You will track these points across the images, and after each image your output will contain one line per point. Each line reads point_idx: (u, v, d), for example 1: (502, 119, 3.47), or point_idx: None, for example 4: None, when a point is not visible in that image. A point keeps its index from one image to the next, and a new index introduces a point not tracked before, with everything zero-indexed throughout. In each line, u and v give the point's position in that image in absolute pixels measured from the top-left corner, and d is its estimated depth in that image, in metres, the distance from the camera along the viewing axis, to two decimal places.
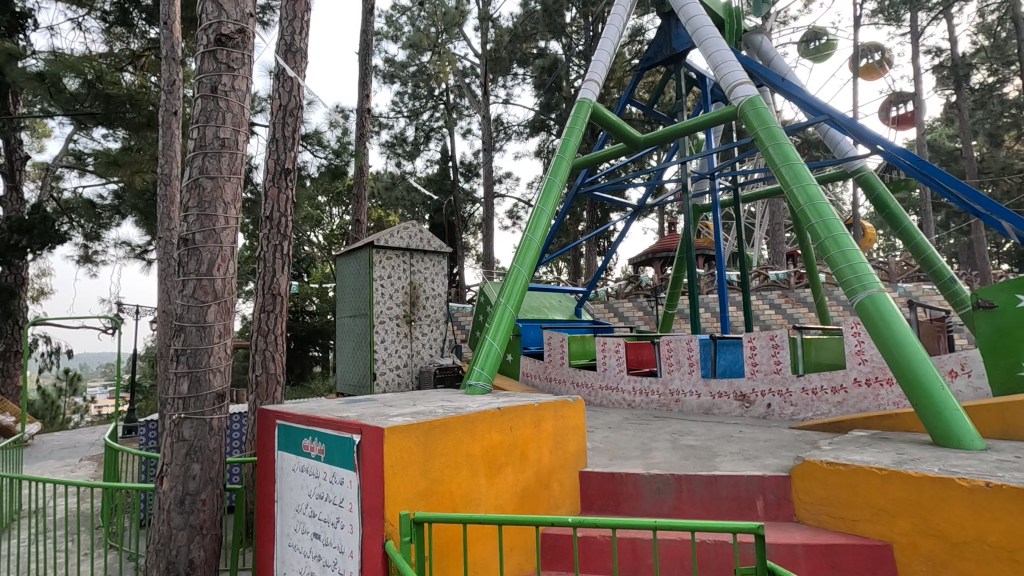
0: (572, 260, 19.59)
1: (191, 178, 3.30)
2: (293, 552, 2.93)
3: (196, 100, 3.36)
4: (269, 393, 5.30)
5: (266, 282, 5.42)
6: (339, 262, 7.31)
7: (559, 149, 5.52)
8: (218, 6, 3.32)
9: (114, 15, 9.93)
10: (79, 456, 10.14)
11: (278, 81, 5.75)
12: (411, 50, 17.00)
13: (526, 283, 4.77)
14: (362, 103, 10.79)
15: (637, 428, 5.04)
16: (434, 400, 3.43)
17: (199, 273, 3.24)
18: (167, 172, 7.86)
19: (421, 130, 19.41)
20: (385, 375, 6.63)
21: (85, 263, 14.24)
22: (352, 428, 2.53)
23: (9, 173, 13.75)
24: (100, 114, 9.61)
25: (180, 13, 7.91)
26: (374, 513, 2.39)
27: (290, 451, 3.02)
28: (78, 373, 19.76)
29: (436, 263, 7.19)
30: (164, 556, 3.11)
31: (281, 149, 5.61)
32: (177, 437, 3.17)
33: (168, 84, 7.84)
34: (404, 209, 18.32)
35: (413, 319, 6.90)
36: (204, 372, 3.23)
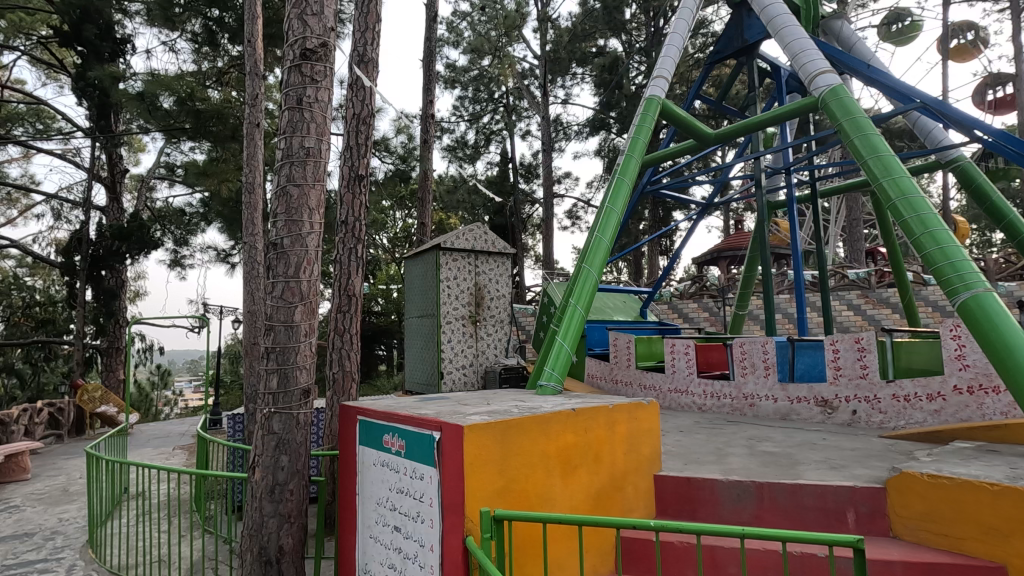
0: (634, 260, 19.24)
1: (280, 186, 3.50)
2: (374, 544, 3.05)
3: (283, 112, 3.57)
4: (345, 390, 5.50)
5: (342, 283, 5.63)
6: (406, 264, 7.52)
7: (627, 148, 5.45)
8: (303, 23, 3.51)
9: (203, 36, 10.63)
10: (172, 446, 10.97)
11: (351, 91, 5.96)
12: (472, 55, 17.28)
13: (596, 285, 4.71)
14: (427, 108, 11.09)
15: (710, 432, 4.89)
16: (507, 400, 3.48)
17: (287, 276, 3.44)
18: (250, 180, 8.32)
19: (481, 133, 19.69)
20: (452, 374, 6.77)
21: (176, 266, 15.41)
22: (432, 426, 2.60)
23: (111, 185, 15.13)
24: (191, 129, 10.35)
25: (261, 31, 8.37)
26: (454, 508, 2.45)
27: (371, 446, 3.15)
28: (169, 368, 21.39)
29: (501, 264, 7.26)
30: (257, 541, 3.31)
31: (354, 155, 5.84)
32: (268, 430, 3.36)
33: (252, 98, 8.27)
34: (466, 211, 18.62)
35: (478, 320, 7.00)
36: (291, 369, 3.42)
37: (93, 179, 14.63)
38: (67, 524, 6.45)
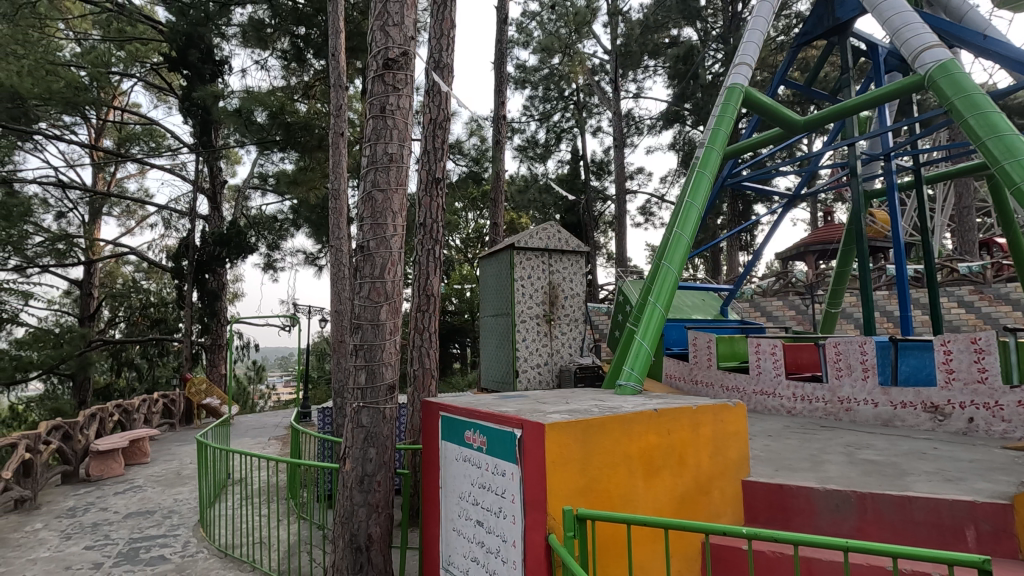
0: (712, 257, 18.48)
1: (366, 192, 3.68)
2: (458, 536, 3.13)
3: (367, 120, 3.73)
4: (425, 386, 5.66)
5: (421, 284, 5.81)
6: (481, 264, 7.65)
7: (708, 139, 5.24)
8: (385, 34, 3.66)
9: (291, 53, 11.34)
10: (267, 436, 11.81)
11: (428, 96, 6.15)
12: (541, 54, 17.28)
13: (676, 282, 4.56)
14: (499, 109, 11.23)
15: (802, 438, 4.62)
16: (586, 399, 3.46)
17: (373, 277, 3.60)
18: (335, 187, 8.76)
19: (552, 131, 19.68)
20: (527, 373, 6.81)
21: (269, 270, 16.56)
22: (513, 423, 2.63)
23: (213, 195, 16.53)
24: (282, 140, 11.09)
25: (344, 45, 8.79)
26: (536, 506, 2.46)
27: (453, 441, 3.23)
28: (263, 364, 23.04)
29: (575, 262, 7.21)
30: (348, 528, 3.49)
31: (432, 159, 6.03)
32: (357, 423, 3.54)
33: (337, 108, 8.72)
34: (537, 210, 18.65)
35: (552, 319, 6.99)
36: (378, 365, 3.58)
37: (197, 191, 16.02)
38: (181, 505, 7.11)
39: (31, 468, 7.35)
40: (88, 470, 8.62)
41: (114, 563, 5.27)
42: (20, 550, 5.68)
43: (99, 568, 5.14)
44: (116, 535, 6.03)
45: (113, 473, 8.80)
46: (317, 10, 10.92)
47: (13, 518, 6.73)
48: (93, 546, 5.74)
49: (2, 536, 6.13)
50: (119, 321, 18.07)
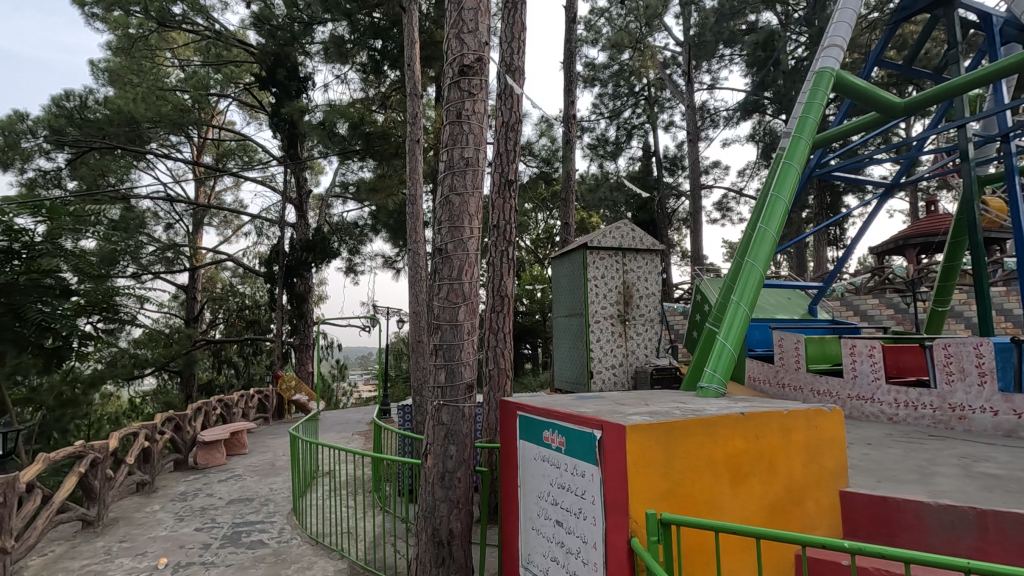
0: (797, 253, 17.43)
1: (444, 196, 3.79)
2: (537, 536, 3.15)
3: (445, 126, 3.84)
4: (501, 386, 5.73)
5: (495, 284, 5.88)
6: (554, 265, 7.63)
7: (796, 128, 4.93)
8: (460, 41, 3.74)
9: (369, 65, 11.86)
10: (351, 431, 12.42)
11: (501, 100, 6.22)
12: (611, 51, 16.99)
13: (761, 280, 4.33)
14: (569, 109, 11.18)
15: (907, 447, 4.25)
16: (667, 401, 3.37)
17: (451, 278, 3.70)
18: (412, 193, 9.04)
19: (622, 128, 19.35)
20: (602, 374, 6.73)
21: (350, 273, 17.44)
22: (593, 424, 2.61)
23: (299, 204, 17.61)
24: (362, 149, 11.64)
25: (419, 54, 9.06)
26: (618, 508, 2.43)
27: (532, 441, 3.25)
28: (345, 362, 24.26)
29: (650, 261, 7.04)
30: (431, 523, 3.60)
31: (504, 162, 6.10)
32: (438, 421, 3.64)
33: (412, 116, 9.01)
34: (608, 209, 18.37)
35: (627, 319, 6.87)
36: (457, 365, 3.67)
37: (286, 201, 17.11)
38: (276, 494, 7.63)
39: (150, 455, 8.15)
40: (196, 459, 9.43)
41: (220, 545, 5.74)
42: (142, 529, 6.33)
43: (207, 549, 5.62)
44: (221, 520, 6.56)
45: (217, 463, 9.59)
46: (392, 23, 11.34)
47: (135, 501, 7.51)
48: (202, 528, 6.28)
49: (128, 515, 6.85)
50: (219, 323, 19.65)
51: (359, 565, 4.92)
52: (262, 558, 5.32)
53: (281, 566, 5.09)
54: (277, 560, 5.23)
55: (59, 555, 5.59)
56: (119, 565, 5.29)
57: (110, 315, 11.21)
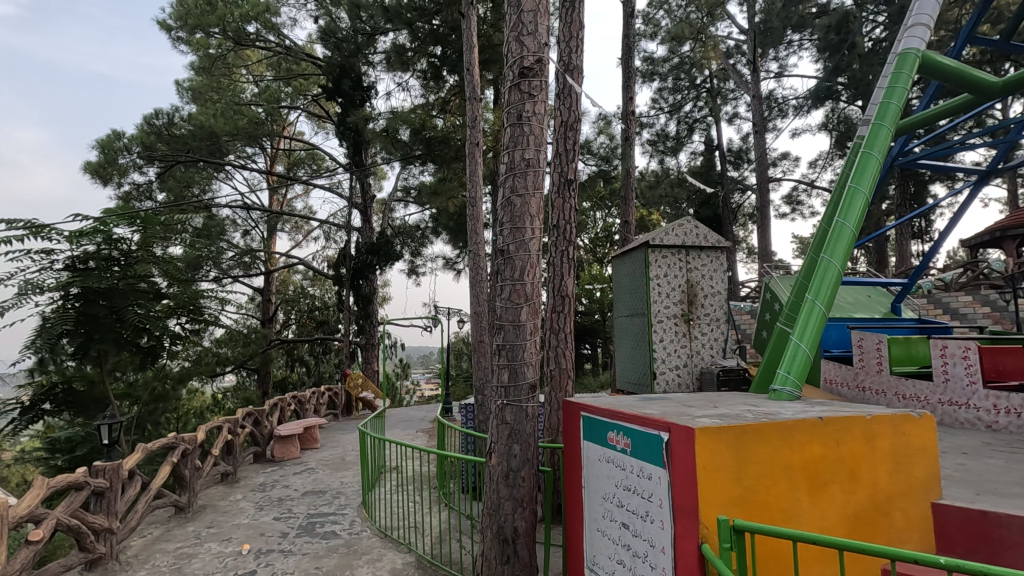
0: (877, 247, 16.34)
1: (505, 198, 3.83)
2: (603, 538, 3.12)
3: (505, 129, 3.89)
4: (562, 386, 5.73)
5: (556, 284, 5.87)
6: (615, 264, 7.53)
7: (876, 115, 4.61)
8: (520, 44, 3.77)
9: (429, 72, 12.16)
10: (415, 428, 12.79)
11: (559, 99, 6.21)
12: (670, 44, 16.53)
13: (839, 277, 4.08)
14: (627, 105, 11.01)
15: (1011, 458, 3.90)
16: (737, 403, 3.25)
17: (513, 279, 3.74)
18: (472, 195, 9.18)
19: (683, 123, 18.84)
20: (665, 375, 6.57)
21: (413, 275, 17.95)
22: (659, 426, 2.56)
23: (364, 208, 18.26)
24: (423, 154, 11.95)
25: (477, 59, 9.18)
26: (687, 513, 2.37)
27: (596, 442, 3.23)
28: (408, 361, 24.96)
29: (715, 258, 6.80)
30: (496, 520, 3.65)
31: (563, 161, 6.09)
32: (502, 420, 3.68)
33: (472, 119, 9.12)
34: (668, 206, 17.90)
35: (692, 319, 6.67)
36: (520, 364, 3.70)
37: (351, 206, 17.80)
38: (347, 487, 7.96)
39: (232, 448, 8.70)
40: (273, 452, 10.00)
41: (297, 534, 6.06)
42: (227, 516, 6.78)
43: (285, 537, 5.94)
44: (297, 510, 6.92)
45: (292, 456, 10.11)
46: (451, 29, 11.53)
47: (220, 489, 8.06)
48: (280, 518, 6.64)
49: (214, 503, 7.35)
50: (292, 323, 20.72)
51: (427, 559, 5.05)
52: (335, 548, 5.56)
53: (353, 557, 5.31)
54: (349, 551, 5.46)
55: (156, 538, 6.08)
56: (207, 549, 5.69)
57: (196, 315, 12.12)
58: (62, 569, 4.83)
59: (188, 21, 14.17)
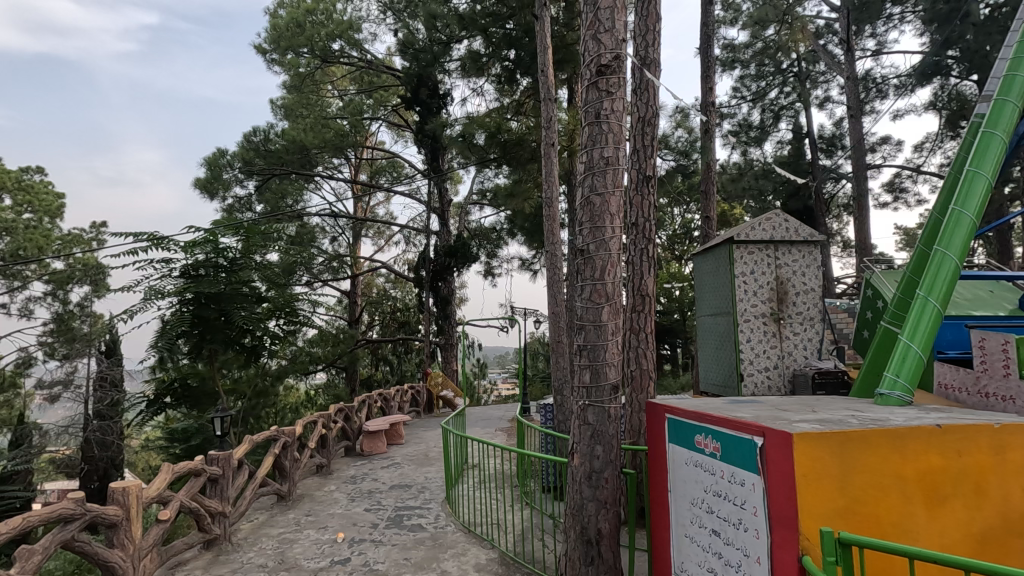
0: (998, 237, 14.65)
1: (584, 197, 3.82)
2: (691, 544, 3.02)
3: (584, 128, 3.87)
4: (643, 388, 5.61)
5: (635, 283, 5.76)
6: (696, 261, 7.27)
7: (999, 90, 4.13)
8: (597, 42, 3.74)
9: (504, 76, 12.30)
10: (494, 427, 13.01)
11: (635, 95, 6.10)
12: (753, 29, 15.66)
13: (956, 271, 3.71)
14: (706, 96, 10.60)
15: None
16: (838, 408, 3.04)
17: (594, 279, 3.71)
18: (548, 196, 9.20)
19: (768, 111, 17.86)
20: (753, 376, 6.25)
21: (489, 276, 18.27)
22: (752, 430, 2.46)
23: (442, 212, 18.83)
24: (498, 157, 12.10)
25: (552, 59, 9.17)
26: (786, 523, 2.24)
27: (683, 445, 3.14)
28: (485, 361, 25.41)
29: (807, 253, 6.37)
30: (578, 520, 3.64)
31: (641, 158, 5.95)
32: (584, 420, 3.67)
33: (547, 119, 9.12)
34: (753, 198, 17.00)
35: (782, 318, 6.31)
36: (602, 365, 3.67)
37: (430, 211, 18.39)
38: (431, 482, 8.25)
39: (326, 441, 9.27)
40: (363, 446, 10.53)
41: (387, 525, 6.35)
42: (322, 505, 7.23)
43: (375, 528, 6.25)
44: (386, 503, 7.25)
45: (379, 451, 10.58)
46: (524, 32, 11.61)
47: (315, 480, 8.61)
48: (370, 509, 6.99)
49: (311, 493, 7.86)
50: (376, 324, 21.72)
51: (509, 556, 5.13)
52: (422, 541, 5.78)
53: (439, 551, 5.49)
54: (435, 544, 5.65)
55: (262, 522, 6.60)
56: (307, 535, 6.10)
57: (291, 316, 13.01)
58: (185, 547, 5.38)
59: (281, 43, 15.18)
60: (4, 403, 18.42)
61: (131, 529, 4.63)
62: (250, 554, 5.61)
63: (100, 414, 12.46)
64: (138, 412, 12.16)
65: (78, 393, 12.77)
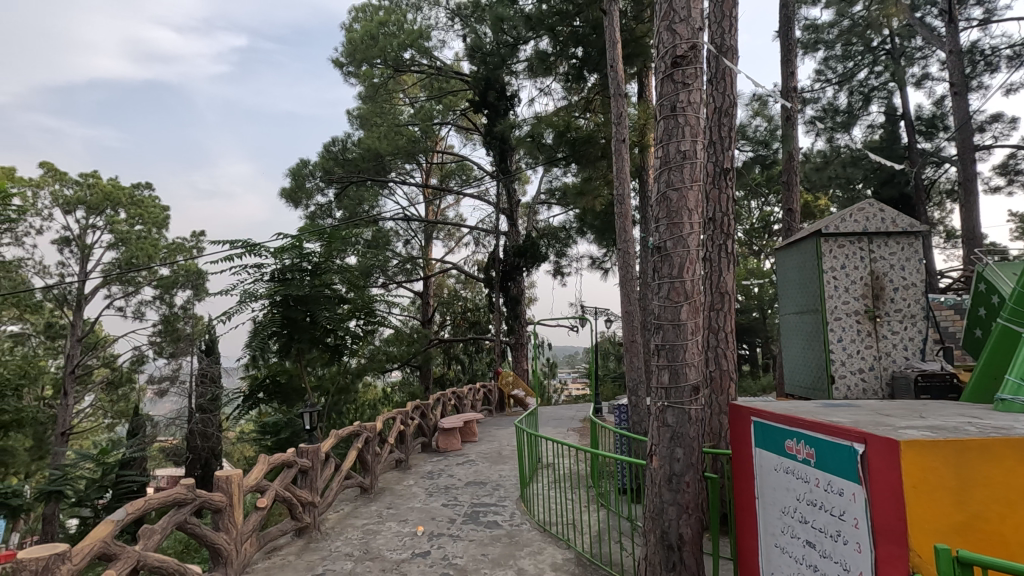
0: None
1: (660, 193, 3.72)
2: (782, 555, 2.88)
3: (659, 122, 3.78)
4: (724, 389, 5.39)
5: (714, 281, 5.56)
6: (779, 256, 6.90)
7: None
8: (672, 33, 3.64)
9: (571, 74, 12.22)
10: (566, 427, 12.96)
11: (711, 85, 5.88)
12: (838, 7, 14.61)
13: None
14: (788, 82, 10.03)
15: None
16: (951, 414, 2.78)
17: (672, 277, 3.62)
18: (619, 193, 9.04)
19: (857, 93, 16.63)
20: (846, 379, 5.81)
21: (559, 275, 18.23)
22: (851, 436, 2.30)
23: (510, 213, 19.00)
24: (567, 155, 12.02)
25: (621, 54, 9.01)
26: (893, 538, 2.08)
27: (771, 450, 2.99)
28: (556, 361, 25.35)
29: (906, 245, 5.87)
30: (659, 525, 3.55)
31: (718, 150, 5.71)
32: (663, 422, 3.59)
33: (617, 114, 8.95)
34: (840, 187, 15.86)
35: (878, 316, 5.84)
36: (681, 366, 3.56)
37: (499, 211, 18.58)
38: (505, 480, 8.35)
39: (404, 437, 9.61)
40: (438, 443, 10.82)
41: (463, 521, 6.49)
42: (402, 499, 7.51)
43: (453, 523, 6.41)
44: (462, 498, 7.42)
45: (454, 448, 10.83)
46: (592, 28, 11.49)
47: (395, 475, 8.94)
48: (448, 504, 7.18)
49: (392, 487, 8.18)
50: (448, 324, 22.23)
51: (586, 556, 5.11)
52: (498, 537, 5.87)
53: (515, 548, 5.55)
54: (511, 542, 5.71)
55: (347, 513, 6.96)
56: (389, 527, 6.36)
57: (370, 317, 13.60)
58: (279, 533, 5.75)
59: (356, 56, 15.88)
60: (121, 396, 20.50)
61: (233, 515, 5.01)
62: (338, 543, 5.92)
63: (202, 408, 13.59)
64: (235, 407, 13.15)
65: (183, 388, 13.97)
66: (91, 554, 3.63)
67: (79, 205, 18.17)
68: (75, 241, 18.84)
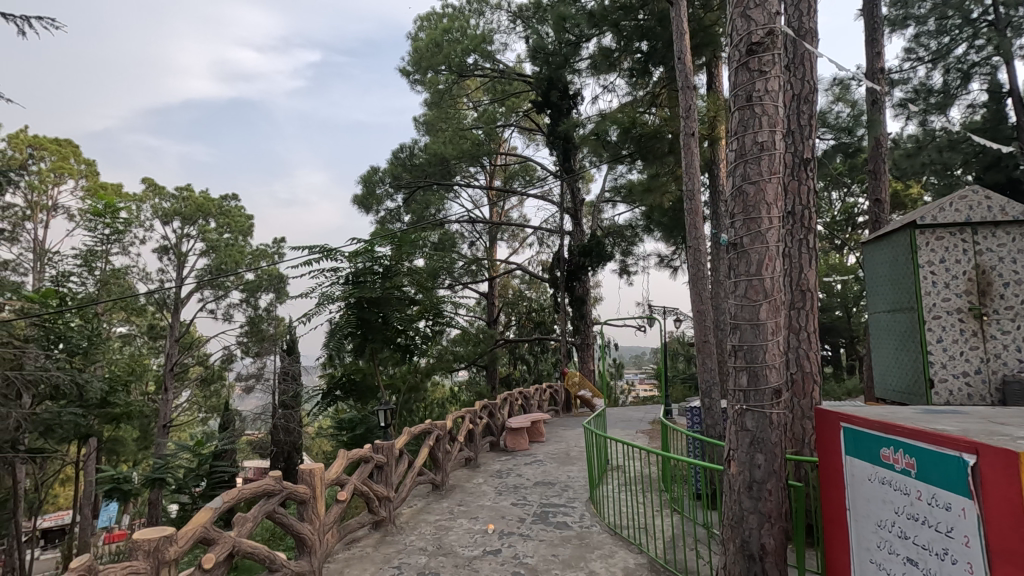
0: None
1: (735, 187, 3.57)
2: (879, 572, 2.67)
3: (733, 113, 3.63)
4: (807, 392, 5.11)
5: (794, 278, 5.28)
6: (867, 250, 6.44)
7: None
8: (747, 19, 3.48)
9: (636, 69, 11.95)
10: (634, 429, 12.71)
11: (788, 72, 5.57)
12: None
13: None
14: (874, 63, 9.34)
15: None
16: None
17: (749, 275, 3.46)
18: (689, 188, 8.74)
19: (954, 70, 15.19)
20: (947, 382, 5.32)
21: (625, 274, 17.90)
22: (960, 446, 2.10)
23: (574, 212, 18.86)
24: (633, 152, 11.77)
25: (689, 45, 8.69)
26: (1012, 559, 1.87)
27: (865, 458, 2.79)
28: (622, 361, 24.89)
29: (1017, 235, 5.31)
30: (738, 533, 3.40)
31: (797, 139, 5.39)
32: (742, 426, 3.44)
33: (685, 108, 8.65)
34: (936, 174, 14.56)
35: (985, 313, 5.30)
36: (761, 368, 3.40)
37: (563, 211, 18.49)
38: (574, 481, 8.29)
39: (473, 435, 9.76)
40: (507, 442, 10.93)
41: (533, 521, 6.51)
42: (472, 497, 7.63)
43: (523, 522, 6.44)
44: (531, 498, 7.44)
45: (521, 447, 10.88)
46: (657, 21, 11.17)
47: (464, 473, 9.10)
48: (517, 504, 7.22)
49: (462, 484, 8.34)
50: (513, 324, 22.35)
51: (659, 562, 4.97)
52: (569, 539, 5.83)
53: (586, 550, 5.49)
54: (581, 543, 5.67)
55: (420, 509, 7.15)
56: (460, 524, 6.48)
57: (438, 317, 13.93)
58: (358, 526, 6.00)
59: (422, 64, 16.32)
60: (213, 392, 22.15)
61: (316, 507, 5.28)
62: (412, 537, 6.10)
63: (285, 404, 14.44)
64: (315, 403, 13.86)
65: (267, 385, 14.89)
66: (194, 537, 3.95)
67: (175, 216, 19.78)
68: (173, 250, 20.50)
